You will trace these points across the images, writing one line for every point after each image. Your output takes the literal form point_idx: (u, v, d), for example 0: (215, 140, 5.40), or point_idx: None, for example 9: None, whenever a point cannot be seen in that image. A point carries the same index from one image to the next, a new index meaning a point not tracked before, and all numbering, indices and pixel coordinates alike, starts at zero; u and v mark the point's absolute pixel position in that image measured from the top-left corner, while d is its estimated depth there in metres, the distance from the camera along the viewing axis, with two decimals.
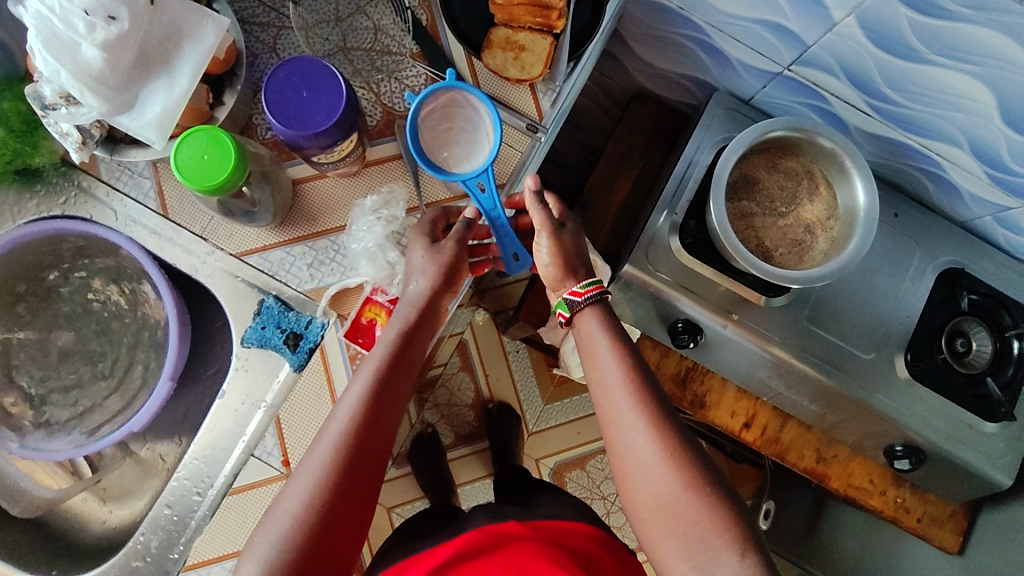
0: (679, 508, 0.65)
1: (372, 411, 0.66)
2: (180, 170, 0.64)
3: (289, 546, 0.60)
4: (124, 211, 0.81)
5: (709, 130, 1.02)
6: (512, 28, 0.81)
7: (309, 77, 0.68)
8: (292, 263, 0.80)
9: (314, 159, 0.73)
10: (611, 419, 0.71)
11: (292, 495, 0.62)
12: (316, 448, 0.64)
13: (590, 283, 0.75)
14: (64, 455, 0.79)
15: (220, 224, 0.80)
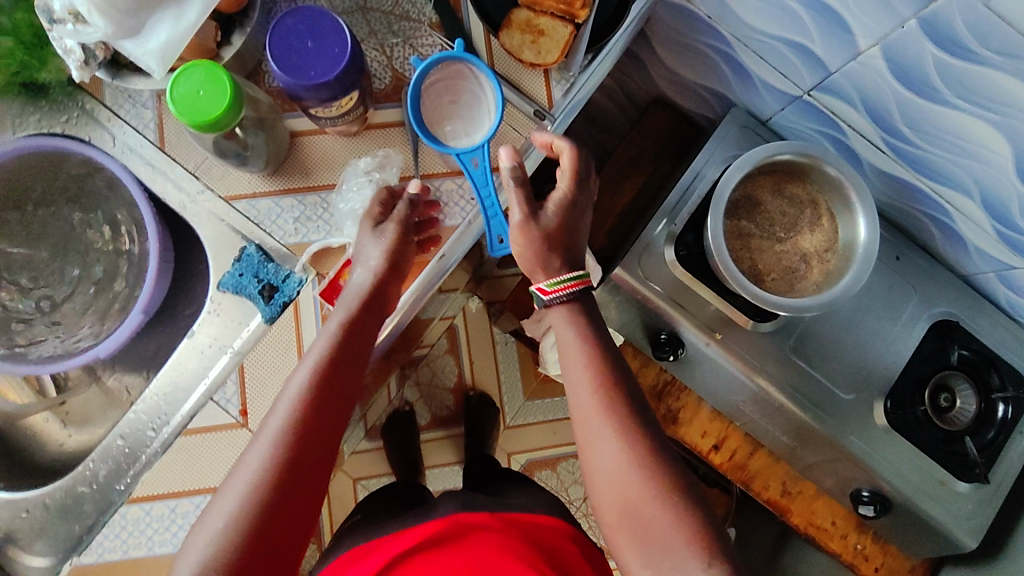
0: (642, 507, 0.64)
1: (317, 400, 0.65)
2: (174, 104, 0.63)
3: (229, 542, 0.57)
4: (122, 137, 0.81)
5: (720, 145, 1.01)
6: (534, 11, 0.81)
7: (316, 28, 0.68)
8: (278, 214, 0.79)
9: (313, 113, 0.73)
10: (579, 419, 0.70)
11: (230, 493, 0.60)
12: (256, 445, 0.62)
13: (558, 282, 0.72)
14: (30, 370, 0.78)
15: (213, 165, 0.79)
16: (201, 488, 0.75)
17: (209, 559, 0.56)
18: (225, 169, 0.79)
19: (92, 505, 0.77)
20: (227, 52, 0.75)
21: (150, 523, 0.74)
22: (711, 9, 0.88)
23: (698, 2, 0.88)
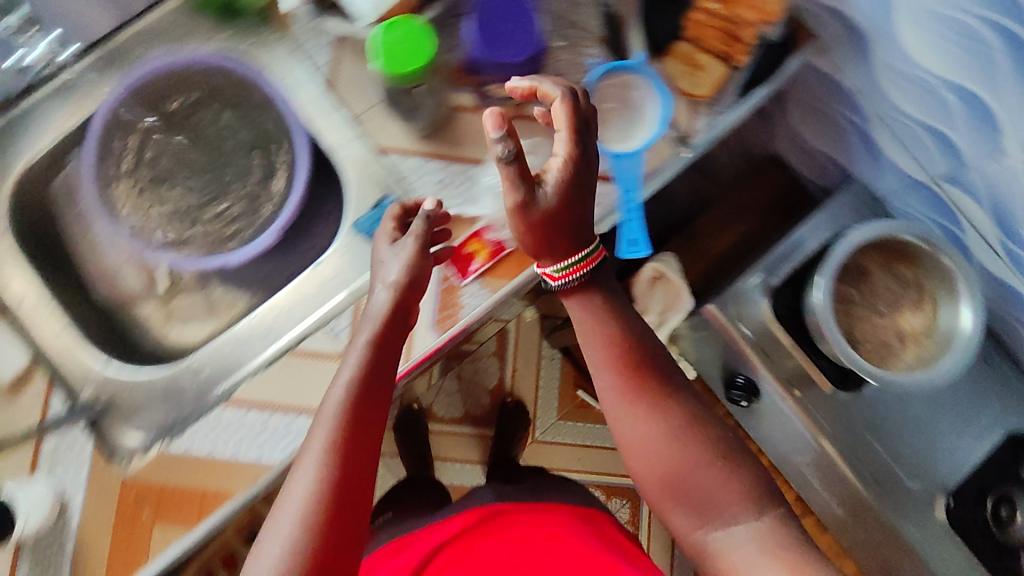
0: (698, 478, 0.70)
1: (355, 416, 0.66)
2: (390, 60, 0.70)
3: (298, 542, 0.60)
4: (297, 72, 0.88)
5: (833, 215, 1.01)
6: (695, 47, 0.87)
7: (514, 18, 0.84)
8: (424, 173, 0.85)
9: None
10: (618, 411, 0.74)
11: (283, 517, 0.61)
12: (301, 470, 0.64)
13: (564, 268, 0.72)
14: (169, 259, 0.88)
15: (375, 115, 0.87)
16: (297, 406, 0.78)
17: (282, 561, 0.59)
18: (384, 121, 0.86)
19: (191, 399, 0.81)
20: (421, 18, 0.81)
21: (240, 430, 0.78)
22: (860, 82, 0.93)
23: (847, 74, 0.94)
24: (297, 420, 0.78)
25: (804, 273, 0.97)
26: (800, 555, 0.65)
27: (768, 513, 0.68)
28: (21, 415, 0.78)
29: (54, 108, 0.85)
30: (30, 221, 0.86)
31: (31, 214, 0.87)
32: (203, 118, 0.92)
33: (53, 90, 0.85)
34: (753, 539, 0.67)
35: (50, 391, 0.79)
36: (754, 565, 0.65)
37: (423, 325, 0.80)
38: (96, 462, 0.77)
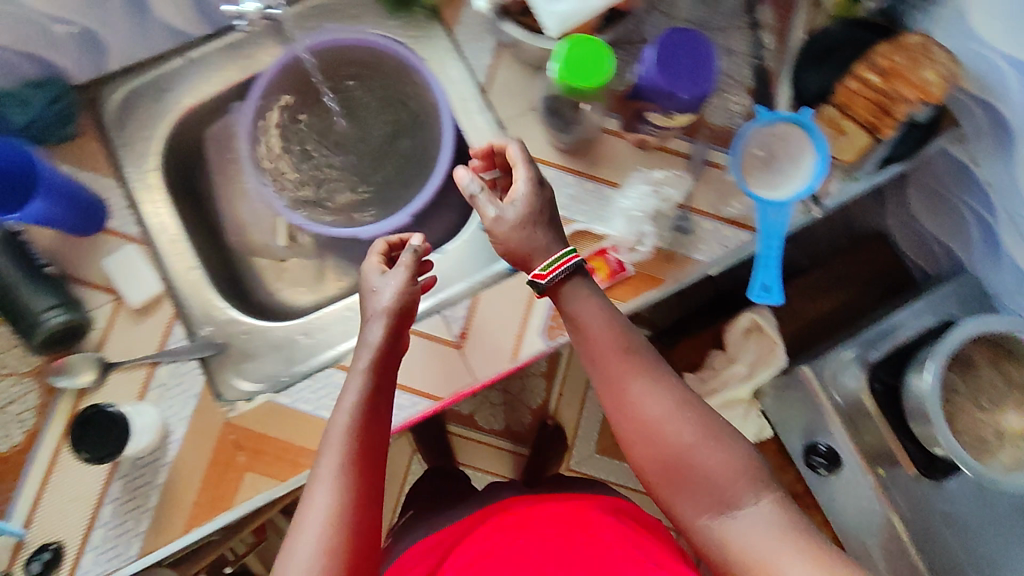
0: (697, 454, 0.64)
1: (367, 441, 0.62)
2: (568, 73, 0.72)
3: (328, 556, 0.56)
4: (454, 68, 0.91)
5: (935, 302, 0.99)
6: (841, 112, 0.88)
7: (694, 53, 0.74)
8: (559, 186, 0.87)
9: (648, 118, 0.79)
10: (612, 386, 0.68)
11: (300, 559, 0.56)
12: (314, 505, 0.59)
13: (552, 262, 0.68)
14: (294, 219, 0.86)
15: (523, 124, 0.89)
16: (403, 384, 0.83)
17: None
18: (530, 128, 0.89)
19: (301, 356, 0.83)
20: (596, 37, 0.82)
21: None
22: (996, 177, 0.92)
23: (981, 166, 0.94)
24: (402, 396, 0.82)
25: (903, 355, 0.96)
26: (810, 539, 0.59)
27: (774, 493, 0.63)
28: (140, 342, 0.80)
29: (221, 59, 0.89)
30: (177, 162, 0.89)
31: (179, 154, 0.90)
32: (354, 91, 0.93)
33: (225, 44, 0.89)
34: (762, 525, 0.60)
35: (172, 323, 0.81)
36: (770, 555, 0.58)
37: (533, 329, 0.83)
38: (204, 398, 0.80)
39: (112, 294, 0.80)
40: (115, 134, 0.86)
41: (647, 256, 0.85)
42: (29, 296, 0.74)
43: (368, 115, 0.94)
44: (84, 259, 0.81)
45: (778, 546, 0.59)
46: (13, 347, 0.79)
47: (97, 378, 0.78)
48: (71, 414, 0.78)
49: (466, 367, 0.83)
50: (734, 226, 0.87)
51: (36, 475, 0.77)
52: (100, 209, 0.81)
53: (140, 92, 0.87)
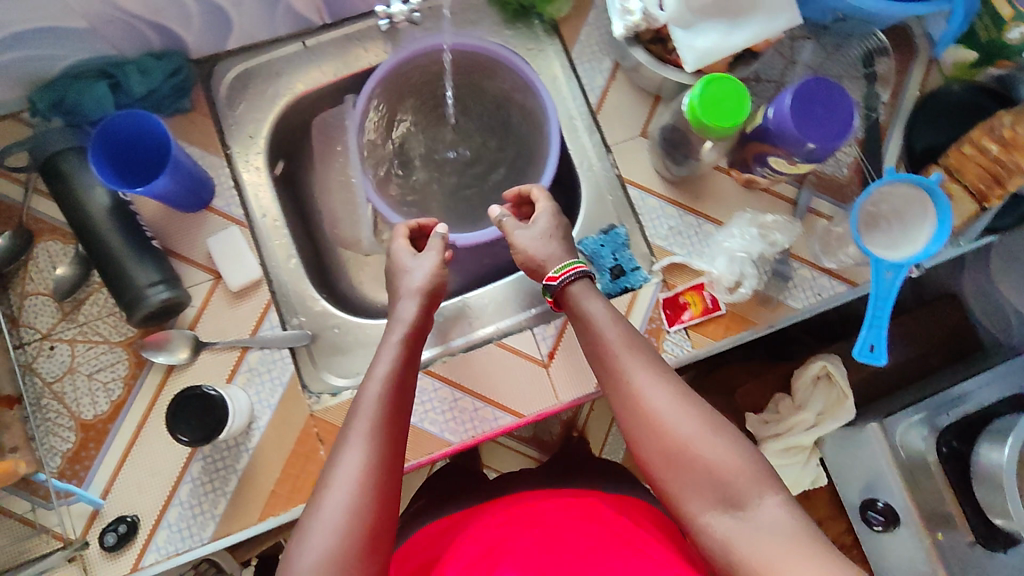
0: (702, 447, 0.64)
1: (393, 420, 0.65)
2: (704, 110, 0.71)
3: (356, 510, 0.58)
4: (567, 85, 0.90)
5: (1006, 375, 0.99)
6: (950, 175, 0.87)
7: (832, 103, 0.72)
8: (659, 216, 0.87)
9: (768, 162, 0.79)
10: (619, 379, 0.70)
11: (322, 526, 0.57)
12: (339, 476, 0.60)
13: (564, 267, 0.75)
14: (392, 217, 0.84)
15: (629, 149, 0.88)
16: (487, 396, 0.82)
17: (348, 525, 0.58)
18: (637, 154, 0.88)
19: None
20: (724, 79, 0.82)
21: (430, 401, 0.81)
22: None
23: None
24: (484, 409, 0.81)
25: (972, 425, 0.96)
26: (809, 540, 0.58)
27: (776, 492, 0.62)
28: (233, 325, 0.80)
29: (336, 50, 0.88)
30: (279, 146, 0.89)
31: (282, 138, 0.89)
32: (467, 107, 0.96)
33: (342, 36, 0.88)
34: (760, 524, 0.59)
35: (267, 309, 0.80)
36: (771, 556, 0.57)
37: None
38: (291, 388, 0.79)
39: (212, 273, 0.81)
40: (225, 112, 0.85)
41: (745, 297, 0.84)
42: (135, 269, 0.73)
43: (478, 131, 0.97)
44: (188, 237, 0.81)
45: (776, 544, 0.58)
46: (107, 316, 0.79)
47: (190, 357, 0.78)
48: (160, 390, 0.78)
49: (551, 387, 0.82)
50: (831, 276, 0.87)
51: (118, 446, 0.77)
52: (210, 186, 0.81)
53: (253, 72, 0.86)
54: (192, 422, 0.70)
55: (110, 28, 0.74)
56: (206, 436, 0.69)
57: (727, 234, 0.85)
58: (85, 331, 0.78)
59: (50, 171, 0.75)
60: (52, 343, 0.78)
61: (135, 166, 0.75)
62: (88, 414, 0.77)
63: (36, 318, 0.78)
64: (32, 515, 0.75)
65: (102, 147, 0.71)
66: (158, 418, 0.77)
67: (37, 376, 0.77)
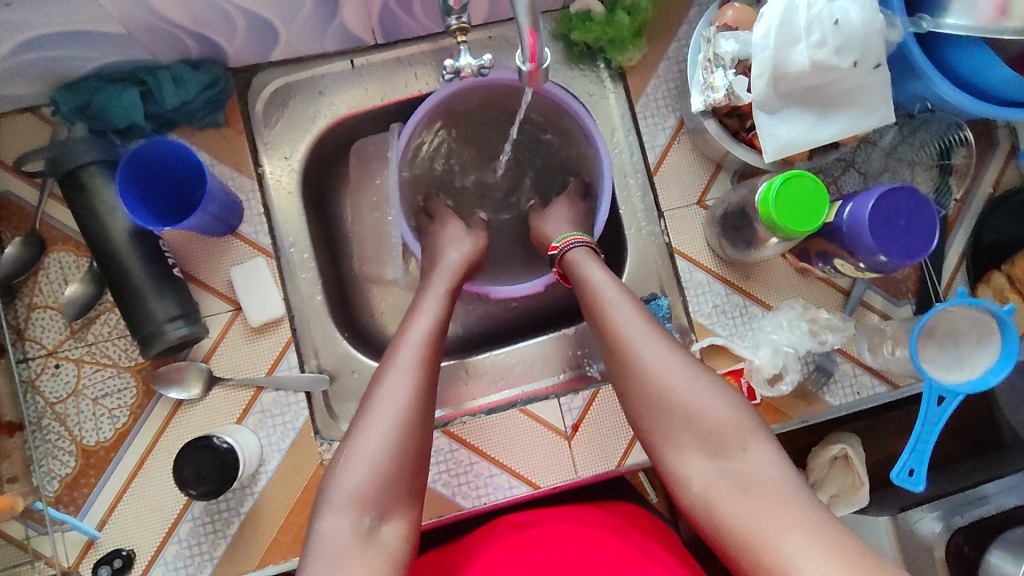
0: (691, 400, 0.63)
1: (432, 360, 0.69)
2: (779, 211, 0.66)
3: (393, 446, 0.62)
4: (625, 138, 0.85)
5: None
6: (1011, 284, 0.81)
7: (915, 217, 0.68)
8: (705, 292, 0.82)
9: (832, 261, 0.75)
10: (611, 333, 0.69)
11: (361, 453, 0.62)
12: (381, 407, 0.64)
13: (565, 237, 0.78)
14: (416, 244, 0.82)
15: (683, 216, 0.82)
16: (504, 463, 0.79)
17: (384, 459, 0.62)
18: (691, 223, 0.82)
19: None
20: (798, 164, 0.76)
21: (445, 461, 0.78)
22: None
23: None
24: (500, 476, 0.79)
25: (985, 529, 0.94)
26: (792, 490, 0.56)
27: (767, 444, 0.60)
28: (249, 362, 0.76)
29: (385, 72, 0.82)
30: (312, 168, 0.83)
31: (317, 160, 0.84)
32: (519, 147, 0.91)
33: (392, 57, 0.82)
34: (745, 475, 0.58)
35: (286, 349, 0.76)
36: (752, 510, 0.56)
37: None
38: (303, 434, 0.76)
39: (232, 304, 0.76)
40: (261, 129, 0.80)
41: (784, 392, 0.80)
42: (154, 302, 0.69)
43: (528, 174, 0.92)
44: (211, 263, 0.76)
45: (760, 496, 0.56)
46: (116, 339, 0.75)
47: (202, 393, 0.74)
48: (166, 423, 0.75)
49: (570, 461, 0.79)
50: (873, 374, 0.83)
51: (120, 477, 0.74)
52: (240, 212, 0.76)
53: (294, 87, 0.81)
54: (200, 473, 0.67)
55: (147, 34, 0.67)
56: (217, 487, 0.67)
57: (775, 323, 0.81)
58: (93, 352, 0.74)
59: (69, 184, 0.70)
60: (58, 361, 0.74)
61: (159, 185, 0.72)
62: (90, 439, 0.74)
63: (42, 333, 0.74)
64: (27, 541, 0.72)
65: (131, 167, 0.68)
66: (163, 452, 0.74)
67: (39, 396, 0.74)
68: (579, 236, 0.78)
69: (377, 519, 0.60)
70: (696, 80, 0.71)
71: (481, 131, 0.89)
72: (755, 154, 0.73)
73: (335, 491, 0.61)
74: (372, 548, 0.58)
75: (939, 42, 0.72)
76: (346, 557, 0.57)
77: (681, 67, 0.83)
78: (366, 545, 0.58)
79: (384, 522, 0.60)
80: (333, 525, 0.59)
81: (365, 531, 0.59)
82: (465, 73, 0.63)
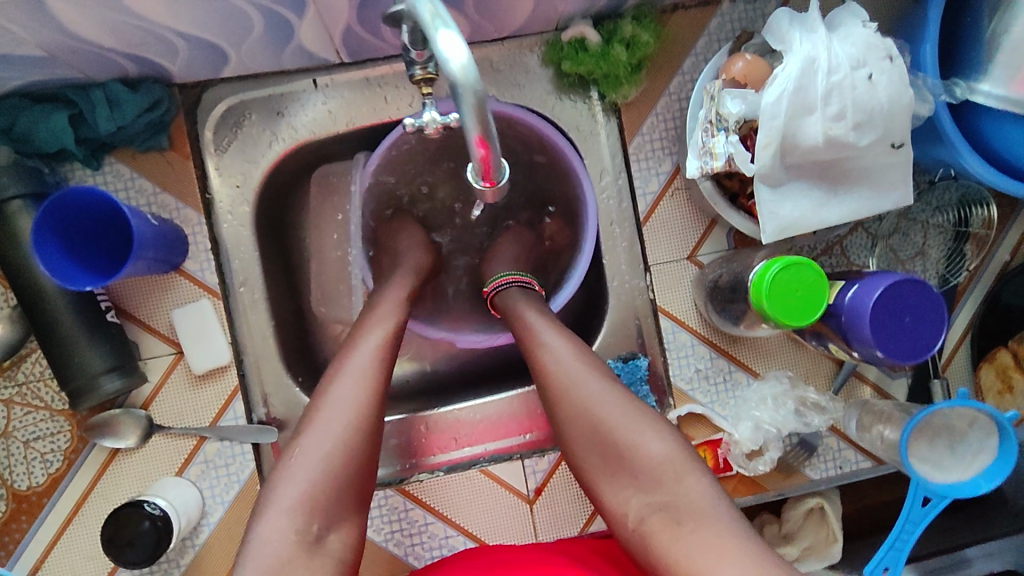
0: (624, 437, 0.55)
1: (387, 363, 0.61)
2: (770, 296, 0.60)
3: (342, 454, 0.54)
4: (615, 181, 0.77)
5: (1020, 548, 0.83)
6: (1016, 362, 0.75)
7: (921, 313, 0.61)
8: (688, 355, 0.76)
9: (826, 343, 0.69)
10: (539, 367, 0.61)
11: (307, 457, 0.53)
12: (327, 413, 0.56)
13: (499, 277, 0.73)
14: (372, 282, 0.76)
15: (671, 273, 0.76)
16: (460, 525, 0.75)
17: (330, 466, 0.53)
18: (678, 281, 0.76)
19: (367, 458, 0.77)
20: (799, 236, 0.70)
21: (399, 520, 0.75)
22: None
23: None
24: (456, 537, 0.75)
25: None
26: (730, 529, 0.49)
27: (703, 477, 0.53)
28: (193, 410, 0.71)
29: (351, 92, 0.73)
30: (269, 196, 0.76)
31: (274, 186, 0.76)
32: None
33: (360, 76, 0.73)
34: (681, 513, 0.51)
35: (233, 398, 0.71)
36: (690, 550, 0.48)
37: None
38: (248, 486, 0.71)
39: (175, 347, 0.70)
40: (212, 153, 0.72)
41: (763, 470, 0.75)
42: (84, 352, 0.64)
43: (507, 206, 0.84)
44: (153, 302, 0.70)
45: (700, 537, 0.49)
46: (49, 379, 0.70)
47: (140, 442, 0.69)
48: (103, 470, 0.70)
49: (531, 527, 0.75)
50: (858, 451, 0.79)
51: (52, 524, 0.70)
52: (183, 245, 0.70)
53: (250, 106, 0.72)
54: (129, 546, 0.63)
55: (73, 56, 0.58)
56: (151, 555, 0.63)
57: (758, 397, 0.75)
58: (23, 393, 0.70)
59: None
60: None
61: (76, 241, 0.63)
62: (22, 483, 0.70)
63: None
64: None
65: (48, 225, 0.59)
66: (99, 501, 0.70)
67: None
68: (511, 274, 0.73)
69: (322, 530, 0.51)
70: (695, 141, 0.63)
71: (455, 156, 0.81)
72: (751, 224, 0.66)
73: (270, 499, 0.52)
74: (319, 562, 0.50)
75: (971, 112, 0.64)
76: (287, 569, 0.48)
77: (682, 106, 0.74)
78: (311, 555, 0.49)
79: (332, 531, 0.52)
80: (271, 530, 0.50)
81: (311, 541, 0.50)
82: (427, 130, 0.54)
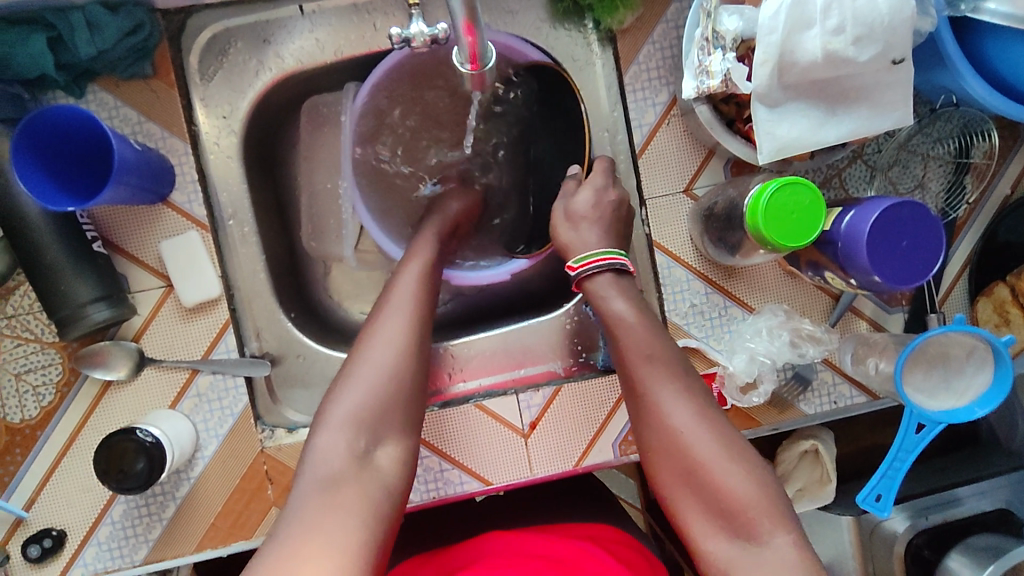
0: (715, 474, 0.53)
1: (426, 304, 0.64)
2: (768, 224, 0.60)
3: (389, 384, 0.57)
4: (609, 114, 0.76)
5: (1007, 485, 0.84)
6: (1014, 297, 0.74)
7: (918, 229, 0.61)
8: (683, 290, 0.76)
9: (823, 273, 0.69)
10: (637, 386, 0.60)
11: (357, 380, 0.57)
12: (374, 340, 0.59)
13: (585, 257, 0.68)
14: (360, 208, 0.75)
15: (666, 206, 0.75)
16: (454, 459, 0.75)
17: (376, 400, 0.56)
18: (674, 213, 0.75)
19: None
20: (797, 162, 0.70)
21: None
22: None
23: None
24: (451, 471, 0.75)
25: (954, 532, 0.82)
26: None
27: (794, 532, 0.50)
28: (184, 343, 0.70)
29: (339, 20, 0.72)
30: (257, 127, 0.75)
31: (262, 118, 0.75)
32: (486, 108, 0.81)
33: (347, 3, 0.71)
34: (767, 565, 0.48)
35: (223, 331, 0.70)
36: None
37: (607, 440, 0.75)
38: (241, 420, 0.71)
39: (164, 280, 0.70)
40: (197, 83, 0.71)
41: (758, 402, 0.75)
42: (70, 281, 0.63)
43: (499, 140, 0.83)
44: (140, 234, 0.69)
45: None
46: (38, 312, 0.69)
47: (130, 375, 0.69)
48: (95, 403, 0.69)
49: (526, 461, 0.75)
50: (853, 385, 0.77)
51: (46, 457, 0.70)
52: (169, 176, 0.68)
53: (234, 33, 0.71)
54: (118, 473, 0.63)
55: None
56: (143, 483, 0.63)
57: (754, 330, 0.74)
58: (13, 326, 0.69)
59: None
60: None
61: (57, 165, 0.62)
62: (14, 417, 0.69)
63: None
64: None
65: (29, 146, 0.59)
66: (91, 433, 0.70)
67: None
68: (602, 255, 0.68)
69: (370, 444, 0.54)
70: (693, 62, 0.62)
71: (449, 90, 0.81)
72: (749, 149, 0.66)
73: (318, 430, 0.54)
74: (368, 473, 0.52)
75: (980, 29, 0.61)
76: (338, 479, 0.51)
77: (679, 34, 0.72)
78: (360, 468, 0.52)
79: (378, 447, 0.54)
80: (326, 443, 0.53)
81: (359, 454, 0.53)
82: (415, 44, 0.52)
